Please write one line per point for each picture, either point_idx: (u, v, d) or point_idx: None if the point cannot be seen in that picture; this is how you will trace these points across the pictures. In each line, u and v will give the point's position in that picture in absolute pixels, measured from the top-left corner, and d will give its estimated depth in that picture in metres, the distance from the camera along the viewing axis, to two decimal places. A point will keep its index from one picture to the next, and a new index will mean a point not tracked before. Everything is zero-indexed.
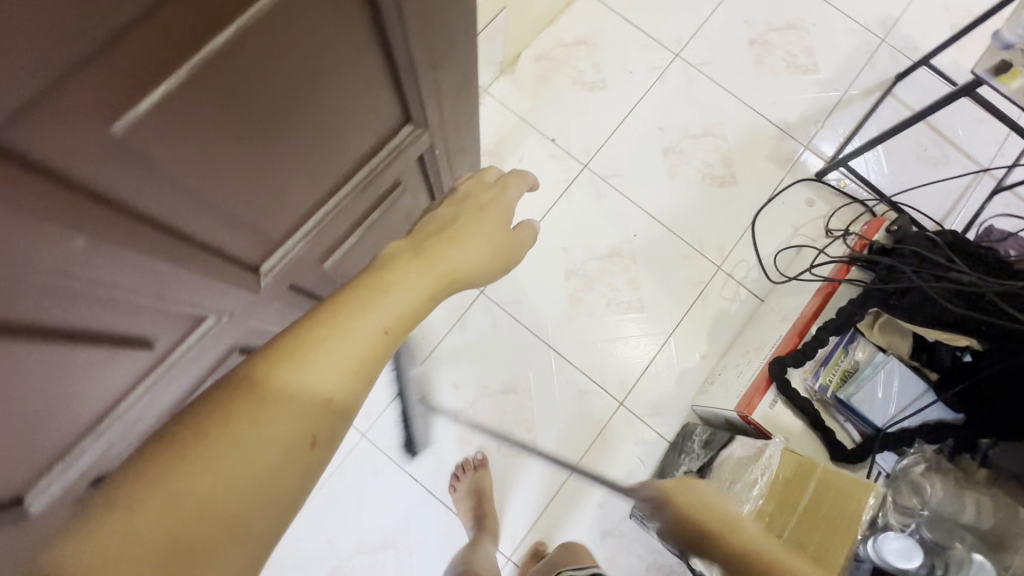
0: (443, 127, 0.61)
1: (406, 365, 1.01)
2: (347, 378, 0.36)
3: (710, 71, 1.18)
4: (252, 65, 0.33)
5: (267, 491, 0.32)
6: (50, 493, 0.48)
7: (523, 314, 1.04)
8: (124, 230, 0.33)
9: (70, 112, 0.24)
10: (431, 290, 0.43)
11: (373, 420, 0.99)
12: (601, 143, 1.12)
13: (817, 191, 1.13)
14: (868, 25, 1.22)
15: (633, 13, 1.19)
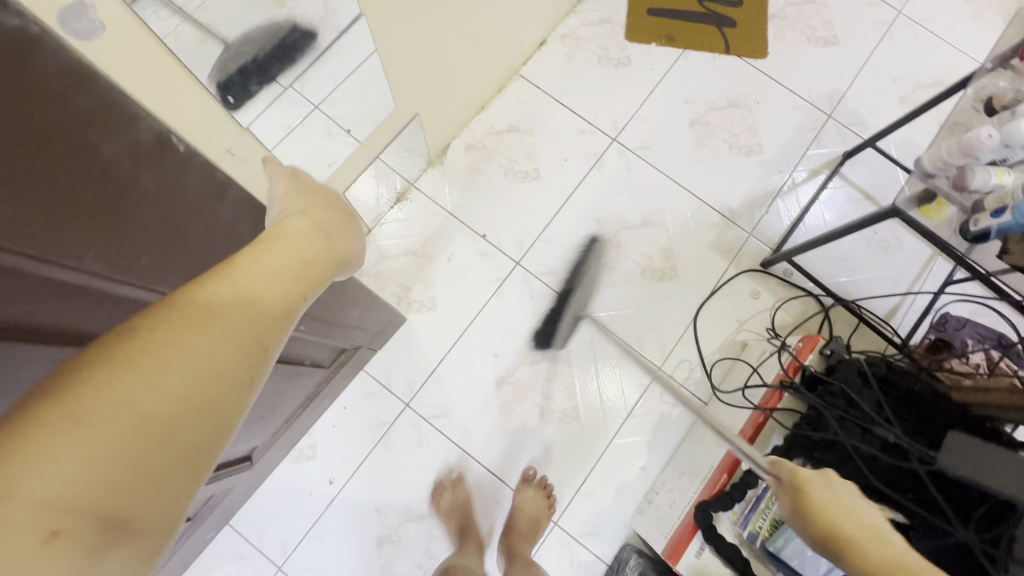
0: None
1: (325, 489, 0.95)
2: (279, 296, 0.38)
3: (648, 155, 1.12)
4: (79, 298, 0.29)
5: (217, 408, 0.31)
6: None
7: (452, 428, 0.99)
8: None
9: None
10: (327, 259, 0.44)
11: (289, 551, 0.93)
12: (535, 238, 1.07)
13: (762, 281, 1.07)
14: (814, 100, 1.17)
15: (569, 96, 1.15)
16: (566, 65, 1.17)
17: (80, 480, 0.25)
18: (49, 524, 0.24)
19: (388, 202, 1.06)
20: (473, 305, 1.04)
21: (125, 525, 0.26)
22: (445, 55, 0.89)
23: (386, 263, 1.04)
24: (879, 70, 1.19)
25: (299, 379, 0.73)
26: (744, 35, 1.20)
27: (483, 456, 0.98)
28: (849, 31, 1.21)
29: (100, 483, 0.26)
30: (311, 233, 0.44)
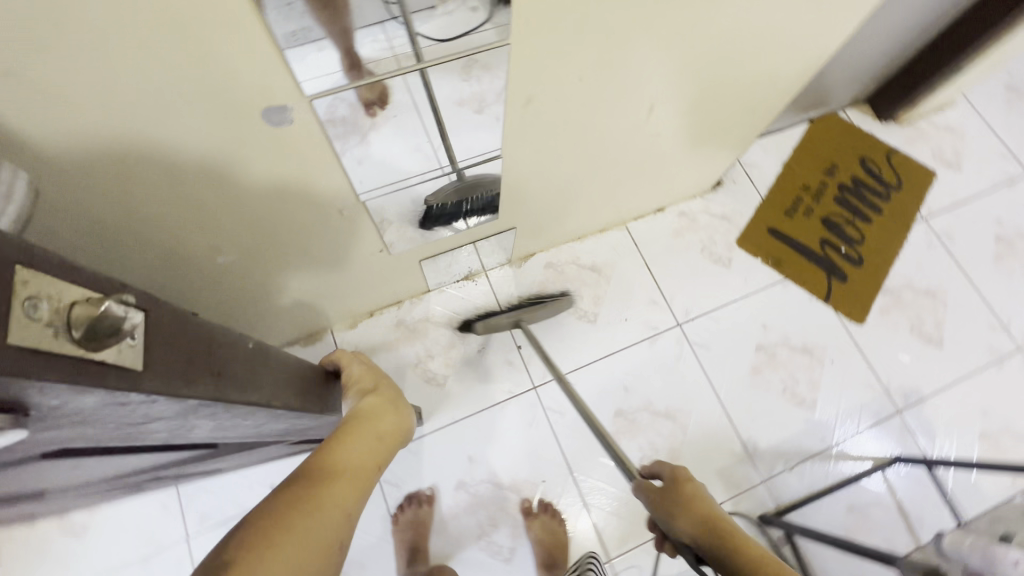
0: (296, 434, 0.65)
1: (263, 490, 1.01)
2: (370, 452, 0.57)
3: (703, 354, 1.13)
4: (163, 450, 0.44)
5: (349, 516, 0.49)
6: None
7: (396, 501, 1.01)
8: None
9: None
10: (391, 424, 0.64)
11: (204, 527, 0.98)
12: (561, 374, 1.10)
13: (751, 535, 1.01)
14: (889, 388, 1.12)
15: (657, 266, 1.19)
16: (669, 239, 1.22)
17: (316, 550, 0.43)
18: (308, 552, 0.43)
19: (456, 278, 1.14)
20: (474, 403, 1.07)
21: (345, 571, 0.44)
22: (561, 193, 0.98)
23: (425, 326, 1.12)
24: (971, 395, 1.13)
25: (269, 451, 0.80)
26: (850, 294, 1.19)
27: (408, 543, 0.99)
28: (959, 343, 1.16)
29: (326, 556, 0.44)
30: (383, 398, 0.67)
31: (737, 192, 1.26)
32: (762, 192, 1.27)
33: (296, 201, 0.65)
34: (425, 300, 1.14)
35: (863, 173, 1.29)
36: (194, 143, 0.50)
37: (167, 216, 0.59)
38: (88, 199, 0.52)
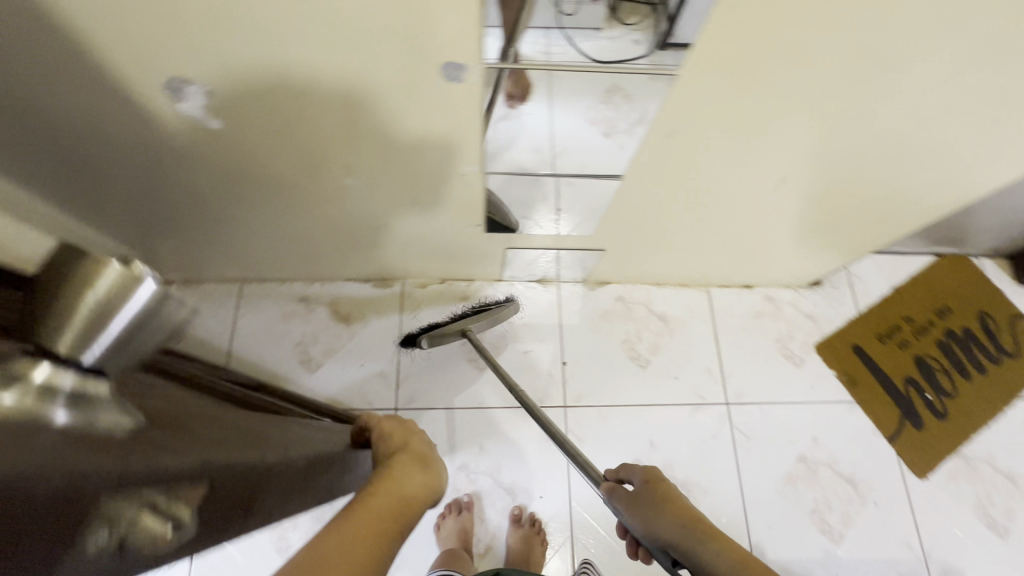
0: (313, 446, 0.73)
1: None
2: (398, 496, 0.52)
3: (740, 441, 1.09)
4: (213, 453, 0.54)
5: (382, 551, 0.44)
6: None
7: None
8: None
9: None
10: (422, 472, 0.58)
11: None
12: (594, 404, 1.10)
13: None
14: (928, 556, 1.03)
15: (726, 340, 1.17)
16: (748, 318, 1.19)
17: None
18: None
19: (529, 277, 1.18)
20: (503, 398, 1.10)
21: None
22: (660, 234, 0.99)
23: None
24: None
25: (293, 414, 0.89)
26: (920, 445, 1.10)
27: None
28: None
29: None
30: (415, 453, 0.62)
31: (833, 298, 1.21)
32: (861, 307, 1.21)
33: (416, 159, 0.72)
34: (495, 288, 1.18)
35: (978, 328, 1.19)
36: (359, 87, 0.58)
37: (309, 138, 0.68)
38: (276, 99, 0.60)
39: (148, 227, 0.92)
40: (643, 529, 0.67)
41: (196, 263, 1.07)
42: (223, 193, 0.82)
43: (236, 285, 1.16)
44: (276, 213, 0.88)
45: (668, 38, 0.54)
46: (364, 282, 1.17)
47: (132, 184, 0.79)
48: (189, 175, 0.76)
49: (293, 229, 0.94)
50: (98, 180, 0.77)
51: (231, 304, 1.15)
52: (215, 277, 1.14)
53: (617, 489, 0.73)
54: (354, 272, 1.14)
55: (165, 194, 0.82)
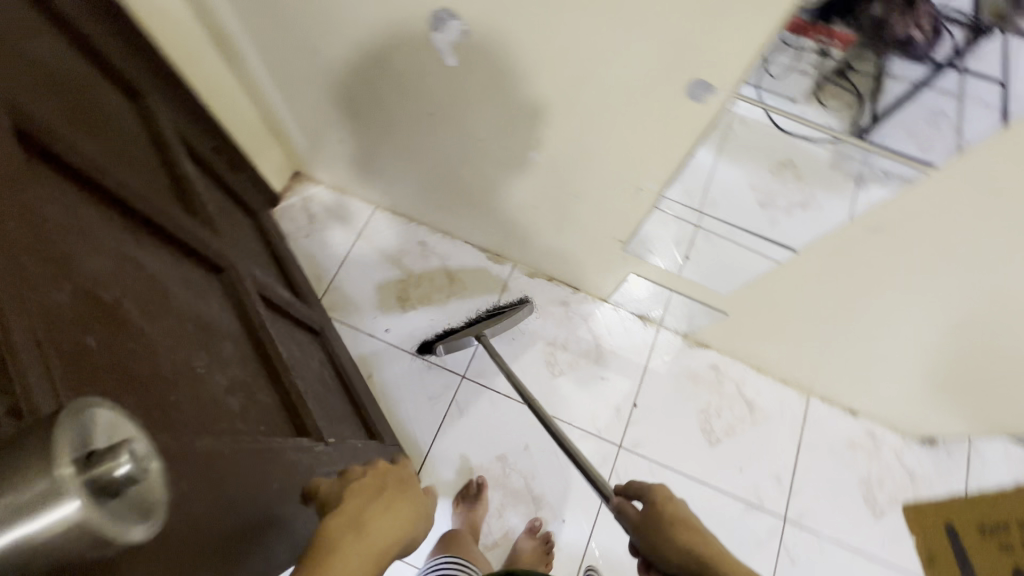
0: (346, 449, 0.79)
1: (377, 329, 1.15)
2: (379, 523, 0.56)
3: (785, 563, 1.01)
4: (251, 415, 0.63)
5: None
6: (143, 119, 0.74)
7: (451, 423, 1.07)
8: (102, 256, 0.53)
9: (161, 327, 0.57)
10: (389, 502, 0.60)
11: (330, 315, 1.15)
12: (650, 456, 1.07)
13: None
14: None
15: (808, 456, 1.08)
16: (840, 444, 1.10)
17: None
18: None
19: (634, 309, 1.16)
20: (563, 412, 1.09)
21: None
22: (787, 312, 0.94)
23: (578, 324, 1.16)
24: None
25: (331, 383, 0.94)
26: None
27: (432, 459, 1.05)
28: None
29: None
30: (375, 488, 0.61)
31: (942, 463, 1.09)
32: (971, 487, 1.07)
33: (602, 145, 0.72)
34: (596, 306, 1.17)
35: None
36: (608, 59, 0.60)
37: (513, 89, 0.70)
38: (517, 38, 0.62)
39: (326, 123, 0.99)
40: (653, 554, 0.64)
41: (349, 173, 1.16)
42: (406, 114, 0.86)
43: (371, 208, 1.24)
44: (439, 153, 0.92)
45: (863, 132, 0.56)
46: (480, 249, 1.21)
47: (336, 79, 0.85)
48: (388, 87, 0.81)
49: (447, 170, 0.98)
50: (311, 67, 0.84)
51: (361, 225, 1.23)
52: (357, 194, 1.23)
53: (626, 509, 0.69)
54: (476, 236, 1.17)
55: (359, 99, 0.88)
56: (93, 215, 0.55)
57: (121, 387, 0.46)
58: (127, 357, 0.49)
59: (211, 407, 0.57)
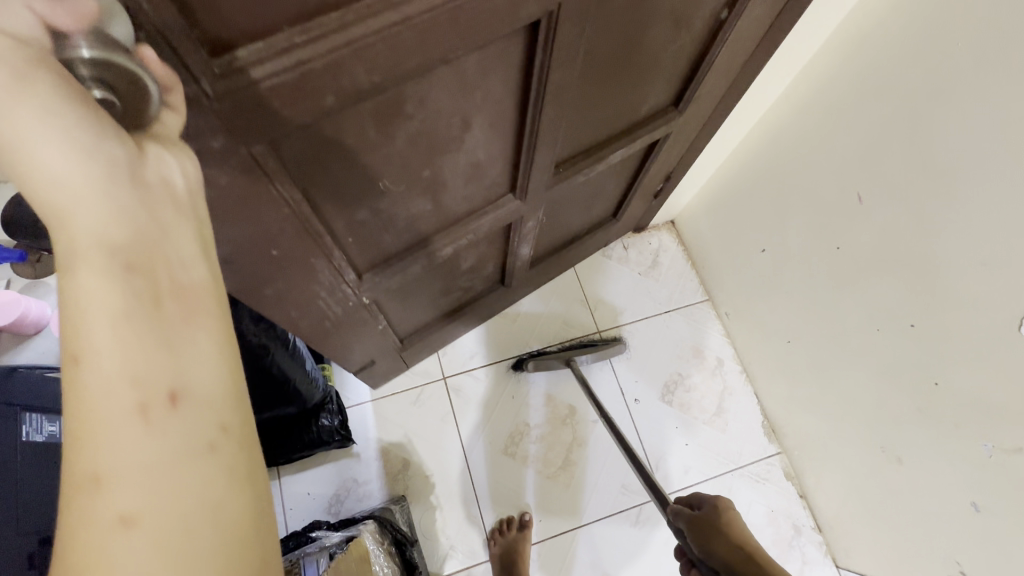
0: (369, 335, 0.80)
1: (630, 401, 1.44)
2: None
3: None
4: (360, 246, 0.63)
5: None
6: (617, 75, 0.77)
7: (621, 521, 1.37)
8: (473, 109, 0.54)
9: (415, 165, 0.56)
10: None
11: (613, 366, 1.48)
12: None
13: None
14: None
15: None
16: None
17: (92, 487, 0.23)
18: (135, 403, 0.24)
19: None
20: None
21: (151, 535, 0.23)
22: None
23: (794, 556, 1.31)
24: None
25: (442, 305, 0.95)
26: None
27: (593, 531, 1.36)
28: None
29: (190, 452, 0.25)
30: None
31: None
32: None
33: None
34: (821, 555, 1.32)
35: None
36: None
37: (925, 379, 1.02)
38: None
39: (800, 208, 1.19)
40: (704, 547, 0.75)
41: (739, 260, 1.43)
42: (891, 270, 1.03)
43: (701, 297, 1.57)
44: (851, 302, 1.13)
45: None
46: (758, 402, 1.46)
47: (859, 210, 1.06)
48: (895, 243, 1.01)
49: (820, 333, 1.23)
50: (842, 187, 1.08)
51: (676, 306, 1.55)
52: (706, 280, 1.57)
53: (681, 513, 0.81)
54: (774, 409, 1.42)
55: (830, 262, 1.16)
56: (513, 97, 0.58)
57: (320, 152, 0.46)
58: (371, 156, 0.51)
59: (358, 227, 0.59)
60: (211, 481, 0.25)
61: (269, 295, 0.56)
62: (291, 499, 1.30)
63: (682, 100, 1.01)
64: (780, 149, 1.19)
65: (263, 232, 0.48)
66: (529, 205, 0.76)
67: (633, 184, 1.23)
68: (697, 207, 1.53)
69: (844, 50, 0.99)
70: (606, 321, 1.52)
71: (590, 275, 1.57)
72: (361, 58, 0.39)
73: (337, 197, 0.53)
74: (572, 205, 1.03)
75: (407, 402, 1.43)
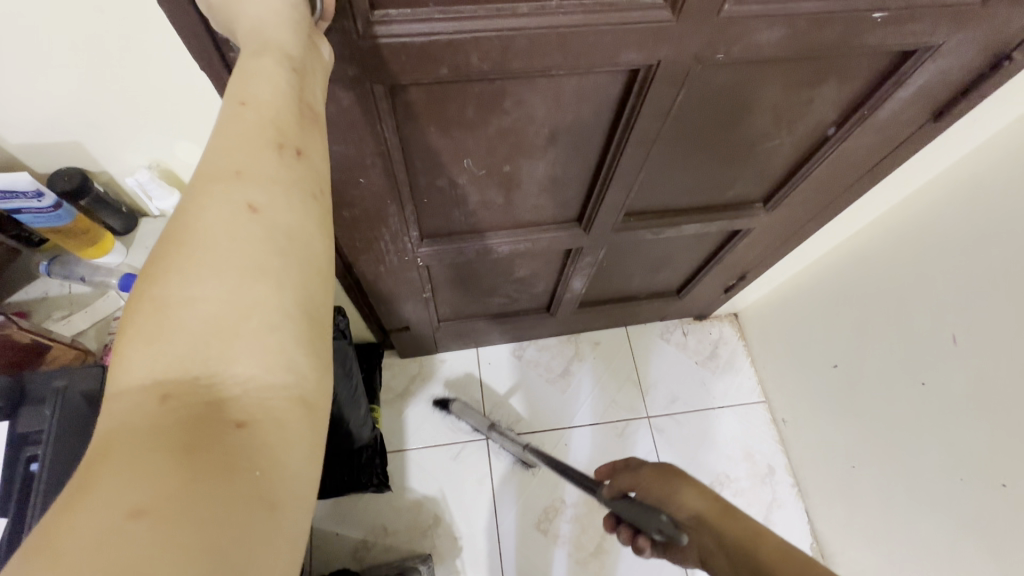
0: (410, 291, 0.92)
1: None
2: None
3: None
4: (433, 208, 0.73)
5: None
6: (713, 150, 0.80)
7: None
8: (561, 120, 0.62)
9: (498, 153, 0.65)
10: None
11: (660, 452, 1.38)
12: None
13: None
14: None
15: None
16: None
17: (233, 176, 0.33)
18: (274, 141, 0.34)
19: None
20: None
21: (262, 222, 0.32)
22: None
23: None
24: None
25: (482, 297, 1.05)
26: None
27: None
28: None
29: (300, 189, 0.35)
30: None
31: None
32: None
33: None
34: None
35: None
36: None
37: (1012, 546, 0.86)
38: None
39: (879, 325, 1.09)
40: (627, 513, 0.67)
41: (806, 372, 1.32)
42: (974, 423, 0.92)
43: (759, 399, 1.47)
44: (926, 440, 1.01)
45: None
46: (809, 522, 1.32)
47: (953, 351, 0.94)
48: (984, 388, 0.90)
49: (890, 462, 1.09)
50: (935, 323, 0.97)
51: (733, 404, 1.46)
52: (762, 378, 1.48)
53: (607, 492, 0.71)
54: (829, 533, 1.27)
55: (914, 401, 1.03)
56: (600, 125, 0.65)
57: (429, 115, 0.57)
58: (465, 133, 0.61)
59: (433, 192, 0.70)
60: (305, 212, 0.34)
61: (346, 217, 0.68)
62: (319, 534, 1.25)
63: (773, 201, 0.97)
64: (865, 258, 1.11)
65: (364, 159, 0.59)
66: (589, 237, 0.84)
67: (708, 262, 1.19)
68: (764, 305, 1.46)
69: (958, 179, 0.92)
70: (658, 404, 1.44)
71: (644, 355, 1.51)
72: (478, 45, 0.49)
73: (427, 159, 0.64)
74: (635, 254, 1.07)
75: (444, 455, 1.36)
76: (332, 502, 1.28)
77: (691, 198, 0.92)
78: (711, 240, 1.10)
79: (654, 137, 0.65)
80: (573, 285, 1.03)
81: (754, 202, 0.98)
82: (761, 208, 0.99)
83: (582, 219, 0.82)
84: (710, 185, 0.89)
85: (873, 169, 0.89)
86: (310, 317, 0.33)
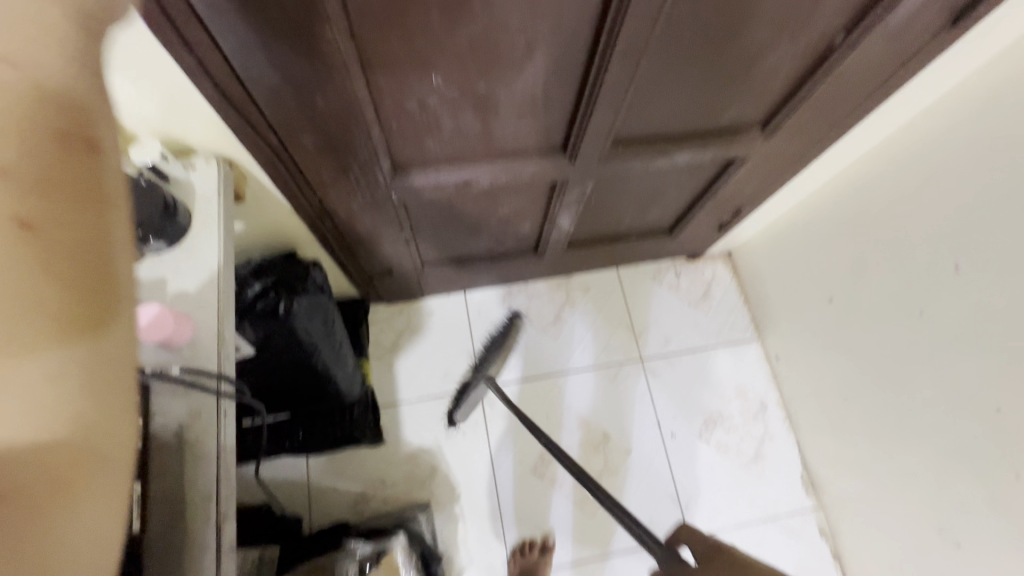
0: (388, 230, 0.88)
1: (665, 432, 1.36)
2: None
3: None
4: (403, 137, 0.68)
5: None
6: (705, 65, 0.74)
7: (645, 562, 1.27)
8: (538, 29, 0.56)
9: (468, 69, 0.60)
10: None
11: (654, 392, 1.39)
12: None
13: None
14: None
15: None
16: None
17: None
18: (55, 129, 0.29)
19: None
20: None
21: (30, 244, 0.27)
22: None
23: None
24: None
25: (467, 237, 1.01)
26: None
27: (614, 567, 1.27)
28: None
29: (87, 188, 0.30)
30: None
31: None
32: None
33: None
34: None
35: None
36: None
37: (1002, 470, 0.88)
38: None
39: (876, 257, 1.06)
40: None
41: (800, 307, 1.31)
42: (972, 350, 0.91)
43: (752, 336, 1.47)
44: (920, 369, 1.01)
45: None
46: (800, 453, 1.35)
47: (955, 280, 0.92)
48: (986, 316, 0.88)
49: (883, 393, 1.10)
50: (936, 253, 0.94)
51: (726, 341, 1.46)
52: (756, 313, 1.47)
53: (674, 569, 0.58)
54: (819, 463, 1.30)
55: (910, 332, 1.02)
56: (584, 36, 0.59)
57: (388, 22, 0.52)
58: (431, 45, 0.55)
59: (403, 116, 0.65)
60: (93, 227, 0.30)
61: (307, 143, 0.64)
62: (317, 489, 1.26)
63: (771, 125, 0.92)
64: (861, 186, 1.07)
65: (317, 75, 0.55)
66: (576, 166, 0.80)
67: (702, 196, 1.15)
68: (758, 241, 1.43)
69: (966, 94, 0.87)
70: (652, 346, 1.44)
71: (636, 298, 1.49)
72: None
73: (390, 77, 0.59)
74: (626, 187, 1.03)
75: (438, 404, 1.36)
76: (329, 458, 1.29)
77: (683, 123, 0.87)
78: (705, 171, 1.06)
79: (643, 47, 0.60)
80: (561, 222, 0.99)
81: (752, 126, 0.93)
82: (759, 133, 0.94)
83: (565, 146, 0.77)
84: (704, 107, 0.84)
85: (885, 85, 0.85)
86: (96, 355, 0.29)
